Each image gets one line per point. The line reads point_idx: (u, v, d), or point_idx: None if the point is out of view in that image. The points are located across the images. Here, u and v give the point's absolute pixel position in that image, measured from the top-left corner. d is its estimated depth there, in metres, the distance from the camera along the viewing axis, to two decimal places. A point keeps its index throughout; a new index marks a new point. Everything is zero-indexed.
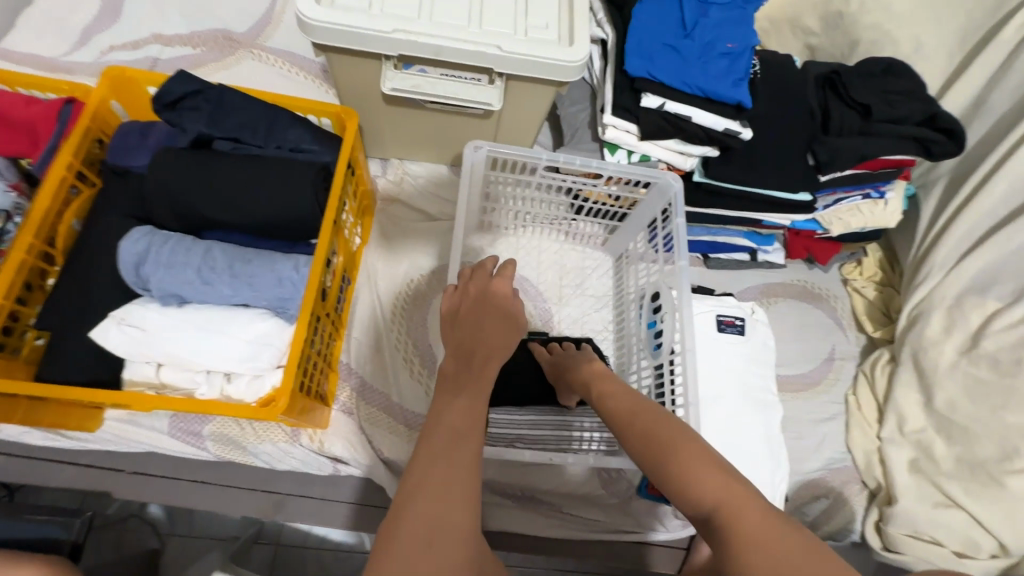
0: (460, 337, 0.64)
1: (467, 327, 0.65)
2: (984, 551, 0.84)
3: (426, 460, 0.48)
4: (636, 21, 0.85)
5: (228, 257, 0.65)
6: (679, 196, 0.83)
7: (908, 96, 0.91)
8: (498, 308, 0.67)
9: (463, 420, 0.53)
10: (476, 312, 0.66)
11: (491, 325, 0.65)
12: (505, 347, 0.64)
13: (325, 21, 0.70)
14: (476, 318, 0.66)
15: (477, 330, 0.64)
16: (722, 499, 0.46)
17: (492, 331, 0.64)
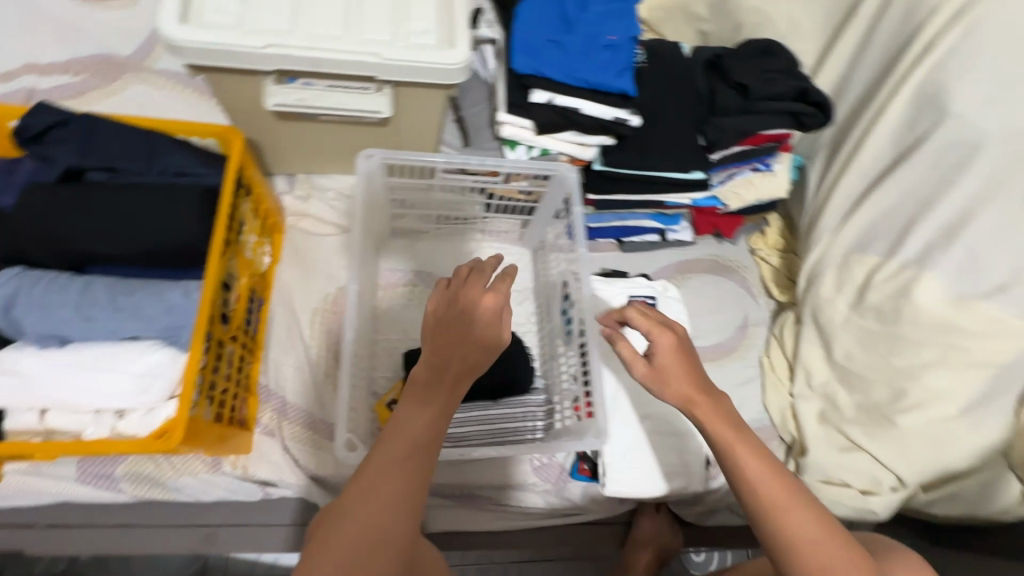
0: (441, 347, 0.60)
1: (453, 341, 0.60)
2: (885, 485, 0.91)
3: (374, 483, 0.53)
4: (518, 19, 0.86)
5: (111, 292, 0.64)
6: (576, 186, 0.89)
7: (785, 74, 0.97)
8: (485, 320, 0.61)
9: (429, 436, 0.56)
10: (466, 319, 0.61)
11: (475, 334, 0.60)
12: (488, 358, 0.60)
13: (192, 40, 0.68)
14: (465, 329, 0.60)
15: (456, 347, 0.59)
16: (782, 489, 0.60)
17: (473, 339, 0.59)
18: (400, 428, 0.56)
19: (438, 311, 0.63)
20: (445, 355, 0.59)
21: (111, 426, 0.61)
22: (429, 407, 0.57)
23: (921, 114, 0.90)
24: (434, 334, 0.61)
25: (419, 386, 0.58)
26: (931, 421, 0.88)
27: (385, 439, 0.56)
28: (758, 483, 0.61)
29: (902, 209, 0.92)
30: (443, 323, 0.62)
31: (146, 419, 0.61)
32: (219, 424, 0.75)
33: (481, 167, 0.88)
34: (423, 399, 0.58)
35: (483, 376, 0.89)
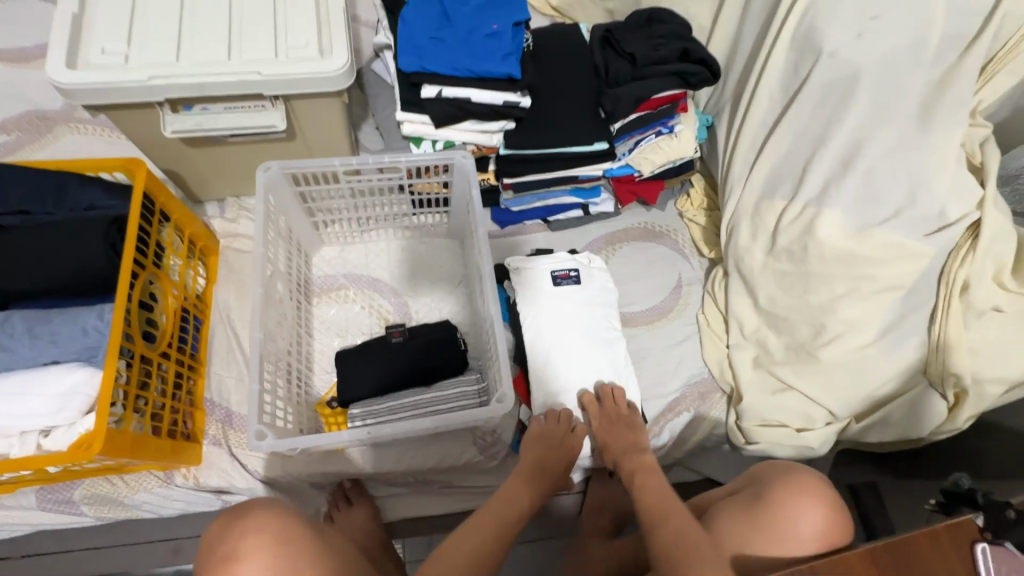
0: (545, 450, 0.88)
1: (551, 450, 0.89)
2: (818, 421, 0.95)
3: (487, 525, 0.76)
4: (403, 21, 0.92)
5: (31, 321, 0.70)
6: (472, 169, 0.93)
7: (673, 37, 1.00)
8: (567, 447, 0.90)
9: (528, 507, 0.82)
10: (556, 441, 0.90)
11: (559, 455, 0.89)
12: (563, 474, 0.89)
13: (82, 83, 0.74)
14: (555, 449, 0.89)
15: (555, 459, 0.88)
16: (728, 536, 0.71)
17: (560, 457, 0.89)
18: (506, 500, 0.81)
19: (542, 435, 0.90)
20: (542, 459, 0.87)
21: (37, 444, 0.66)
22: (532, 487, 0.85)
23: (801, 57, 0.92)
24: (534, 446, 0.88)
25: (532, 475, 0.86)
26: (850, 351, 0.90)
27: (491, 505, 0.80)
28: (677, 534, 0.70)
29: (799, 150, 0.95)
30: (540, 441, 0.89)
31: (70, 432, 0.66)
32: (159, 437, 0.80)
33: (380, 165, 0.92)
34: (523, 483, 0.84)
35: (408, 363, 0.93)
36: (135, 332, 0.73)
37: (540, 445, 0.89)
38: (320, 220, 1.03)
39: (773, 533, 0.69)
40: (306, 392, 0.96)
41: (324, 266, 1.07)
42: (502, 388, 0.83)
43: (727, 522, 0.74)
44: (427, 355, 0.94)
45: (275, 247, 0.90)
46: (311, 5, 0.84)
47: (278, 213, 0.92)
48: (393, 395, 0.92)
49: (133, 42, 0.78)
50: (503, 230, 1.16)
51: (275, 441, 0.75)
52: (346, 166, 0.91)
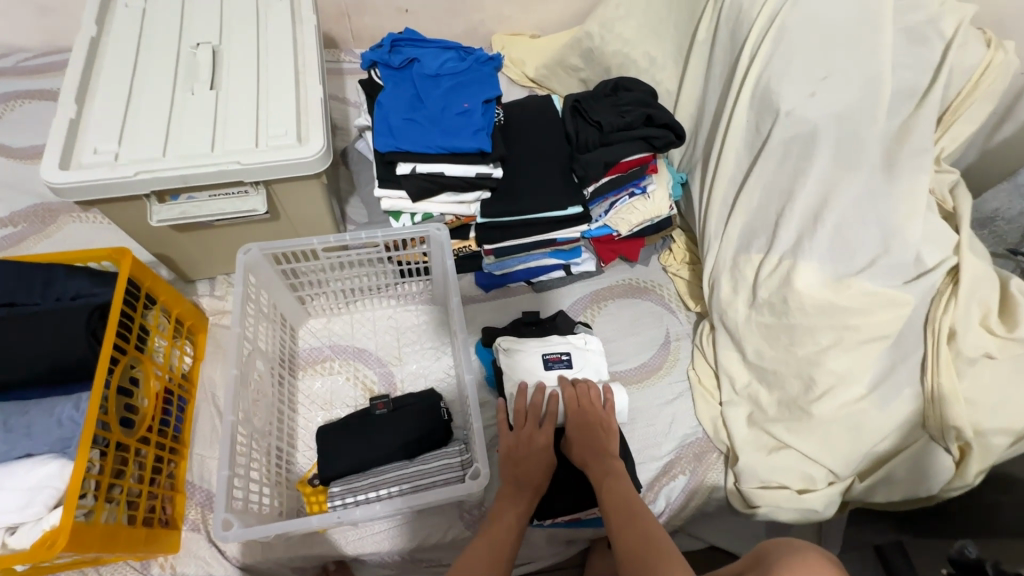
0: (519, 462, 0.86)
1: (528, 460, 0.86)
2: (820, 482, 0.90)
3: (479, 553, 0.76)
4: (380, 104, 0.99)
5: (7, 414, 0.70)
6: (447, 240, 0.96)
7: (640, 104, 1.05)
8: (542, 448, 0.87)
9: (513, 533, 0.80)
10: (527, 450, 0.87)
11: (536, 464, 0.86)
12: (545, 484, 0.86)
13: (71, 180, 0.78)
14: (531, 460, 0.86)
15: (530, 462, 0.86)
16: None
17: (539, 468, 0.86)
18: (493, 526, 0.80)
19: (510, 447, 0.87)
20: (520, 475, 0.86)
21: (2, 542, 0.65)
22: (516, 505, 0.83)
23: (761, 116, 0.95)
24: (506, 465, 0.87)
25: (514, 492, 0.84)
26: (844, 405, 0.86)
27: (487, 529, 0.80)
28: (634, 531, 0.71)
29: (770, 203, 0.96)
30: (512, 457, 0.87)
31: (37, 528, 0.65)
32: (135, 526, 0.78)
33: (357, 240, 0.95)
34: (507, 505, 0.83)
35: (385, 437, 0.92)
36: (112, 419, 0.74)
37: (514, 457, 0.87)
38: (304, 294, 1.04)
39: None
40: (288, 469, 0.95)
41: (310, 338, 1.08)
42: (478, 464, 0.80)
43: None
44: (407, 427, 0.93)
45: (255, 322, 0.92)
46: (290, 97, 0.90)
47: (260, 293, 0.94)
48: (374, 470, 0.89)
49: (123, 140, 0.84)
50: (488, 293, 1.17)
51: (242, 530, 0.74)
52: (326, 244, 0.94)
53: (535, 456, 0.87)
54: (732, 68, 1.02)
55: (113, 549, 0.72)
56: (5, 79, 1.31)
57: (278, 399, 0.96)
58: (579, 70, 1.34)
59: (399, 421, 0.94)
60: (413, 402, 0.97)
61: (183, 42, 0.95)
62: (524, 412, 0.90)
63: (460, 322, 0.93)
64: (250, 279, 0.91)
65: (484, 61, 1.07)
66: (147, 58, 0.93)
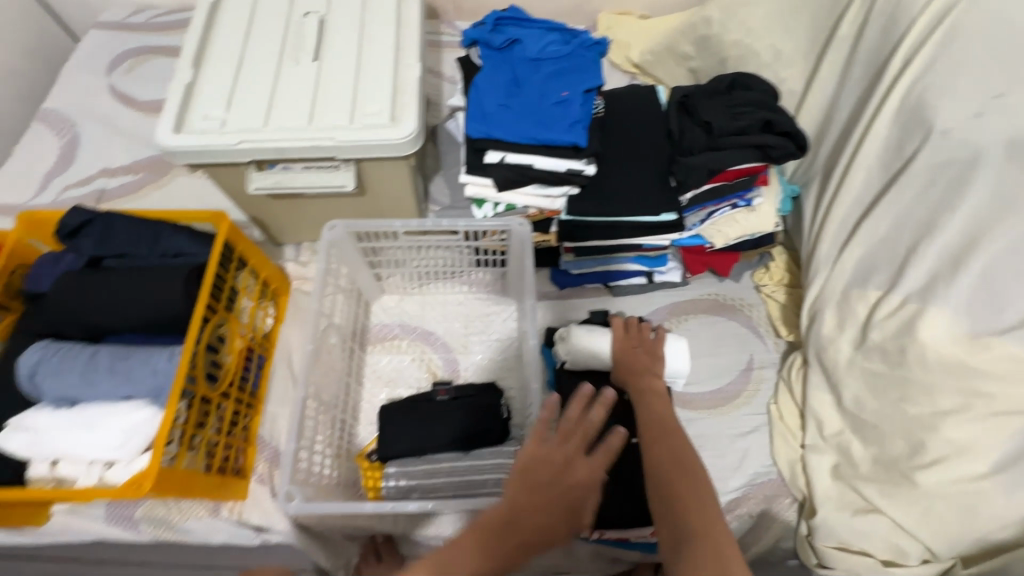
0: (534, 493, 0.67)
1: (542, 497, 0.66)
2: (913, 557, 0.79)
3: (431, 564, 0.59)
4: (476, 86, 0.94)
5: (111, 358, 0.75)
6: (529, 236, 0.93)
7: (755, 106, 0.94)
8: (576, 484, 0.69)
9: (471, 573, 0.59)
10: (546, 475, 0.69)
11: (556, 514, 0.66)
12: (580, 490, 0.68)
13: (185, 145, 0.82)
14: (545, 495, 0.67)
15: (541, 502, 0.66)
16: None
17: (552, 514, 0.66)
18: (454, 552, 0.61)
19: (529, 468, 0.69)
20: (521, 520, 0.64)
21: (101, 475, 0.72)
22: (494, 551, 0.62)
23: (908, 133, 0.82)
24: (518, 491, 0.67)
25: (496, 535, 0.63)
26: (957, 480, 0.75)
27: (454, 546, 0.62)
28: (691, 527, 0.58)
29: (901, 236, 0.83)
30: (526, 478, 0.68)
31: (128, 468, 0.71)
32: (212, 473, 0.84)
33: (437, 227, 0.94)
34: (477, 541, 0.62)
35: (444, 426, 0.92)
36: (198, 374, 0.79)
37: (528, 484, 0.67)
38: (381, 271, 1.06)
39: None
40: (349, 441, 0.98)
41: (382, 313, 1.09)
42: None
43: None
44: (465, 420, 0.92)
45: (333, 297, 0.96)
46: (389, 75, 0.88)
47: (338, 268, 0.97)
48: (429, 457, 0.90)
49: (231, 108, 0.86)
50: (561, 291, 1.13)
51: (302, 504, 0.78)
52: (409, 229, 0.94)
53: (557, 481, 0.68)
54: (878, 74, 0.88)
55: (190, 492, 0.79)
56: (136, 33, 1.40)
57: (347, 375, 0.99)
58: (689, 59, 1.23)
59: (457, 411, 0.93)
60: (472, 392, 0.97)
61: (293, 10, 0.96)
62: (572, 431, 0.75)
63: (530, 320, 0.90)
64: (333, 257, 0.95)
65: (590, 46, 1.01)
66: (259, 25, 0.95)
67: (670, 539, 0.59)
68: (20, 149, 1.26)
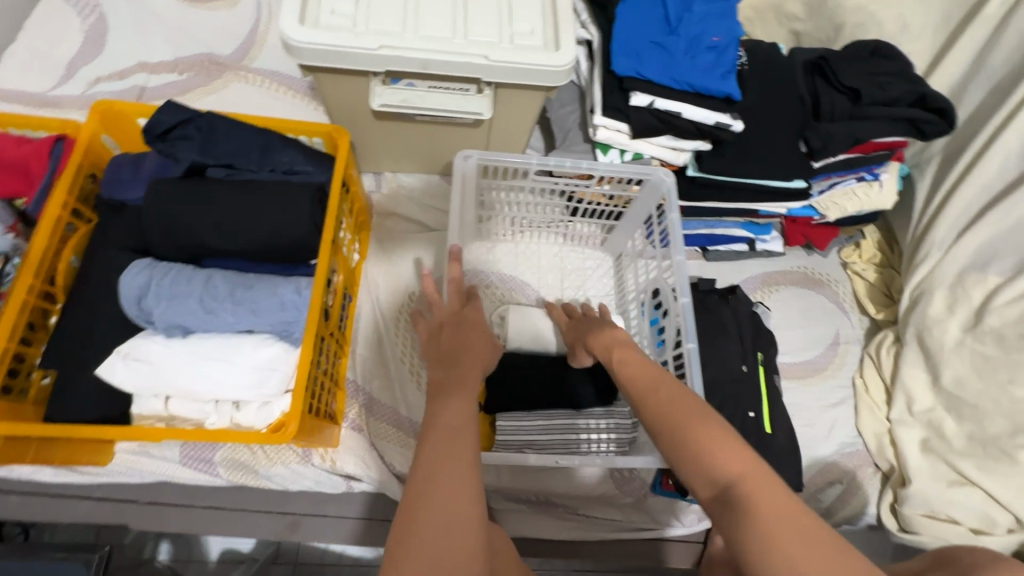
0: (442, 341, 0.66)
1: (453, 338, 0.66)
2: (1000, 526, 0.84)
3: (429, 531, 0.46)
4: (621, 18, 0.85)
5: (230, 285, 0.65)
6: (673, 190, 0.85)
7: (898, 77, 0.90)
8: (478, 329, 0.68)
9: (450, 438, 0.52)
10: (455, 330, 0.67)
11: (474, 339, 0.66)
12: (484, 351, 0.65)
13: (311, 42, 0.70)
14: (469, 333, 0.67)
15: (462, 342, 0.65)
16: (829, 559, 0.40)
17: (475, 342, 0.66)
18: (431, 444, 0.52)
19: (438, 328, 0.69)
20: (445, 354, 0.64)
21: (230, 417, 0.63)
22: (449, 398, 0.57)
23: None
24: (431, 349, 0.66)
25: (439, 385, 0.59)
26: None
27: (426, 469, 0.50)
28: (727, 475, 0.47)
29: None
30: (437, 338, 0.67)
31: (266, 410, 0.63)
32: (314, 418, 0.77)
33: (574, 169, 0.86)
34: (433, 402, 0.57)
35: (562, 382, 0.85)
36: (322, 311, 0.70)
37: (439, 338, 0.67)
38: (483, 213, 0.97)
39: None
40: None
41: (473, 258, 1.00)
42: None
43: None
44: (582, 375, 0.85)
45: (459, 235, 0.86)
46: None
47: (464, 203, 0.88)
48: (543, 411, 0.84)
49: (360, 4, 0.73)
50: None
51: None
52: (544, 167, 0.85)
53: (472, 330, 0.67)
54: None
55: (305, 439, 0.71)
56: None
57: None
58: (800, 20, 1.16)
59: (573, 370, 0.87)
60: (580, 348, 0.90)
61: None
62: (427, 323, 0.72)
63: (676, 278, 0.83)
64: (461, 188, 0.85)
65: None
66: None
67: (710, 490, 0.48)
68: (32, 26, 1.05)
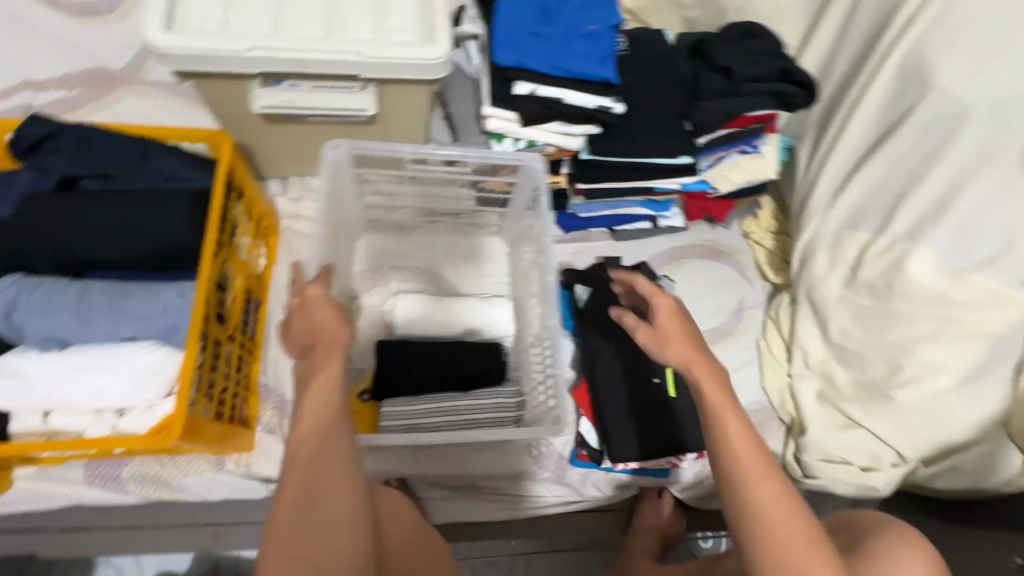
0: (298, 329, 0.63)
1: (307, 322, 0.63)
2: (885, 462, 0.92)
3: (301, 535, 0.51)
4: (500, 11, 0.88)
5: (107, 295, 0.65)
6: (541, 173, 0.89)
7: (767, 54, 0.97)
8: (327, 317, 0.62)
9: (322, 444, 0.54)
10: (308, 317, 0.63)
11: (321, 319, 0.62)
12: (338, 335, 0.61)
13: (178, 47, 0.70)
14: (315, 313, 0.63)
15: (315, 329, 0.62)
16: None
17: (325, 322, 0.62)
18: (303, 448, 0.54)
19: (293, 316, 0.64)
20: (304, 341, 0.61)
21: (112, 425, 0.63)
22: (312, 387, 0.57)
23: (907, 88, 0.89)
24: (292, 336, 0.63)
25: (303, 372, 0.59)
26: (928, 395, 0.88)
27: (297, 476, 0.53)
28: None
29: (892, 184, 0.92)
30: (294, 322, 0.64)
31: (149, 415, 0.63)
32: (221, 422, 0.77)
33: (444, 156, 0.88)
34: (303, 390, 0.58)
35: (459, 363, 0.89)
36: (211, 313, 0.71)
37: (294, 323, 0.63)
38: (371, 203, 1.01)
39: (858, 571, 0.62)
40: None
41: (365, 253, 1.04)
42: (559, 412, 0.82)
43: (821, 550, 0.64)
44: (476, 358, 0.90)
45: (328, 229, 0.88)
46: None
47: (333, 195, 0.89)
48: (428, 395, 0.87)
49: (229, 8, 0.74)
50: (567, 235, 1.13)
51: None
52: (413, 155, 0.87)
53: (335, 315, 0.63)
54: (880, 31, 0.94)
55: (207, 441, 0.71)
56: None
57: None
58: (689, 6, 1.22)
59: (456, 355, 0.90)
60: (468, 335, 0.94)
61: None
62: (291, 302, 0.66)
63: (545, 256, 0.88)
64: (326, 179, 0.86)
65: None
66: None
67: None
68: None
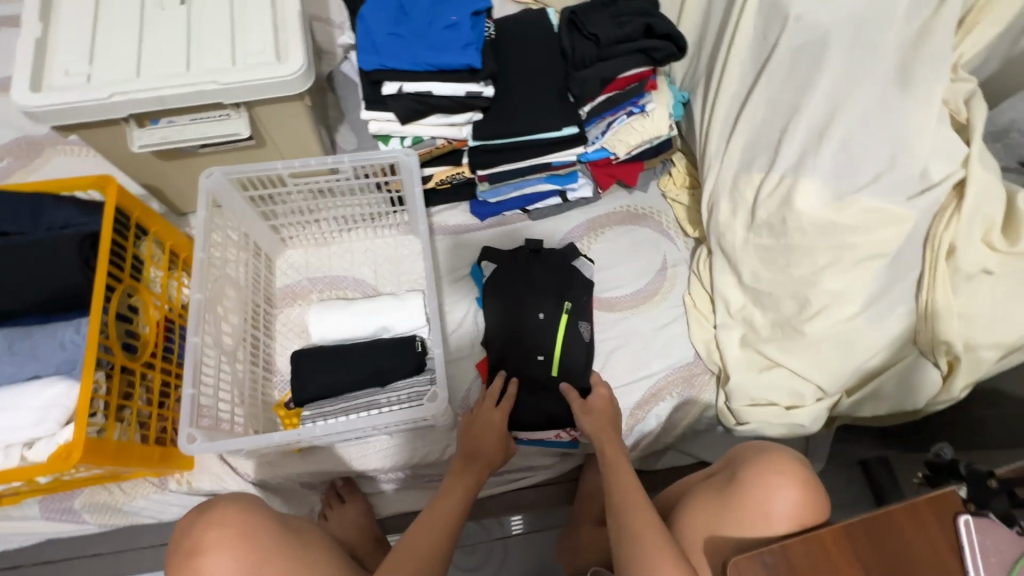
0: (472, 435, 0.90)
1: (479, 434, 0.89)
2: (808, 398, 0.93)
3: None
4: (363, 19, 0.92)
5: (15, 338, 0.74)
6: (415, 167, 0.93)
7: (634, 14, 0.98)
8: (492, 424, 0.91)
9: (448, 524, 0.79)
10: (483, 426, 0.90)
11: (489, 441, 0.89)
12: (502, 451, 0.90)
13: (49, 105, 0.77)
14: (483, 432, 0.90)
15: (483, 442, 0.89)
16: None
17: (490, 442, 0.89)
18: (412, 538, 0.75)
19: (470, 421, 0.91)
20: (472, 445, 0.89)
21: (21, 456, 0.70)
22: (464, 479, 0.85)
23: (770, 22, 0.89)
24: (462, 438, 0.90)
25: (463, 467, 0.87)
26: (836, 324, 0.88)
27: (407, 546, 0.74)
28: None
29: (773, 121, 0.91)
30: (468, 429, 0.90)
31: (52, 442, 0.70)
32: (149, 445, 0.82)
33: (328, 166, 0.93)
34: (455, 481, 0.85)
35: (370, 360, 0.92)
36: (113, 343, 0.76)
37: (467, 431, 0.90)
38: (279, 223, 1.05)
39: (745, 517, 0.67)
40: (264, 392, 0.98)
41: (286, 269, 1.09)
42: (436, 388, 0.83)
43: (702, 509, 0.72)
44: (384, 354, 0.93)
45: (223, 249, 0.93)
46: (265, 10, 0.84)
47: (225, 217, 0.95)
48: (341, 395, 0.91)
49: (94, 61, 0.80)
50: (484, 223, 1.15)
51: (206, 443, 0.78)
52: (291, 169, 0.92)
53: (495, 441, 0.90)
54: None
55: (127, 462, 0.76)
56: None
57: (252, 325, 0.98)
58: None
59: (361, 354, 0.93)
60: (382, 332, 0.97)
61: None
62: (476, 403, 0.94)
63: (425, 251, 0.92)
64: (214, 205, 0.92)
65: None
66: None
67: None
68: None
